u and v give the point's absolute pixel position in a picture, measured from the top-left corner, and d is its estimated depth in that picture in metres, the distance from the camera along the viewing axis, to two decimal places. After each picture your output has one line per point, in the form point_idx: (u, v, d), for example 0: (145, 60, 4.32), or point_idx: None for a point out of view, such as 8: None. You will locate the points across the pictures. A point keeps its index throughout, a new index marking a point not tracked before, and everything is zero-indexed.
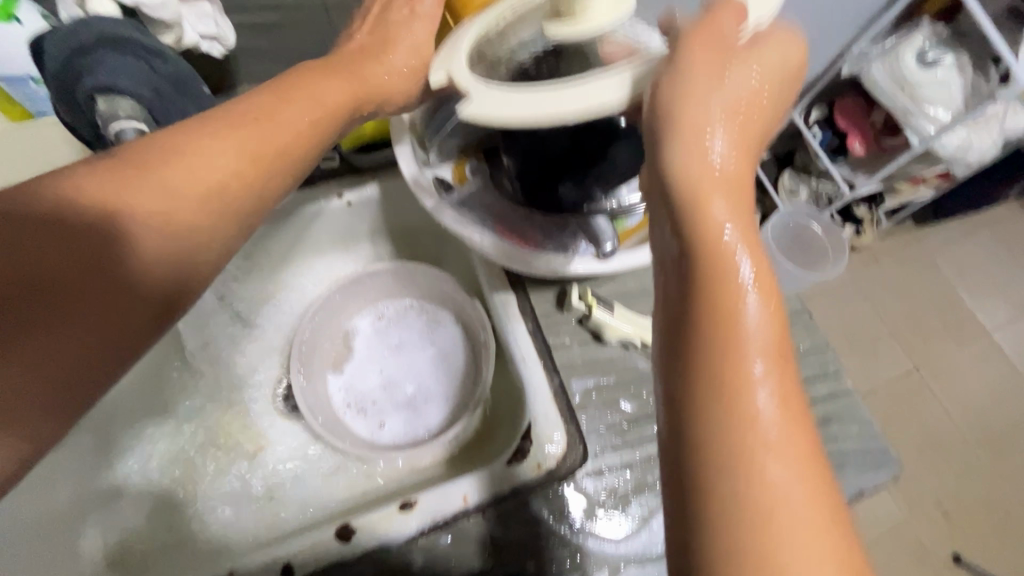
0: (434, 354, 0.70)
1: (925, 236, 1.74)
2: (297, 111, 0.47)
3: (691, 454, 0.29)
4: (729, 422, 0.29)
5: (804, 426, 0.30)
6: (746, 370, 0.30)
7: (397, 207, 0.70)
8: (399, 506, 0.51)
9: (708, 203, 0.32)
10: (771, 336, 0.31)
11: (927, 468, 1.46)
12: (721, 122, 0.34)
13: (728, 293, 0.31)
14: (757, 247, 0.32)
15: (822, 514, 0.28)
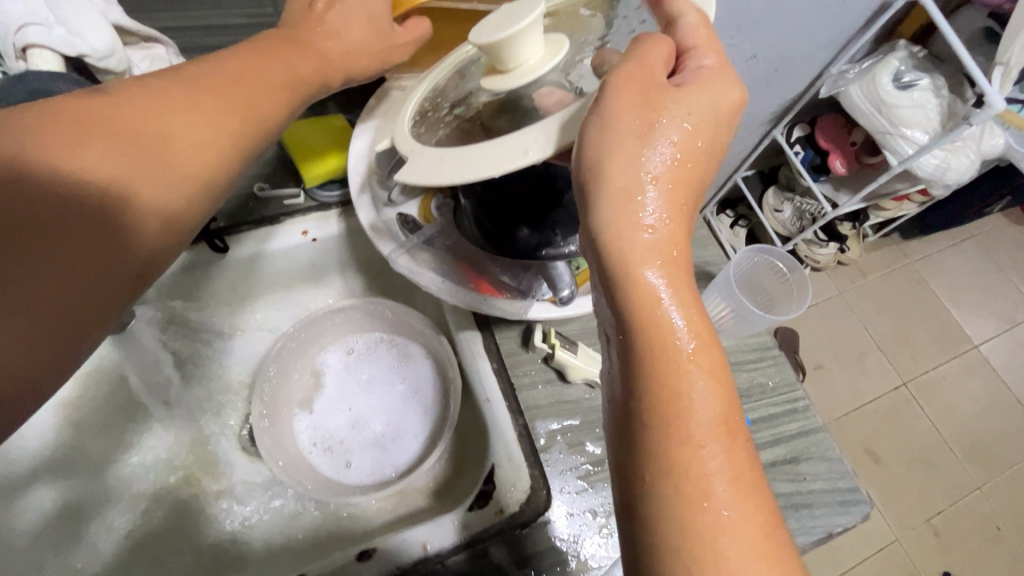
0: (403, 390, 0.69)
1: (912, 249, 1.75)
2: (267, 78, 0.48)
3: (648, 520, 0.32)
4: (677, 488, 0.31)
5: (751, 481, 0.32)
6: (697, 451, 0.32)
7: (365, 240, 0.70)
8: (355, 556, 0.51)
9: (644, 283, 0.34)
10: (714, 405, 0.33)
11: (915, 483, 1.45)
12: (652, 180, 0.34)
13: (668, 372, 0.33)
14: (693, 310, 0.34)
15: (772, 563, 0.31)
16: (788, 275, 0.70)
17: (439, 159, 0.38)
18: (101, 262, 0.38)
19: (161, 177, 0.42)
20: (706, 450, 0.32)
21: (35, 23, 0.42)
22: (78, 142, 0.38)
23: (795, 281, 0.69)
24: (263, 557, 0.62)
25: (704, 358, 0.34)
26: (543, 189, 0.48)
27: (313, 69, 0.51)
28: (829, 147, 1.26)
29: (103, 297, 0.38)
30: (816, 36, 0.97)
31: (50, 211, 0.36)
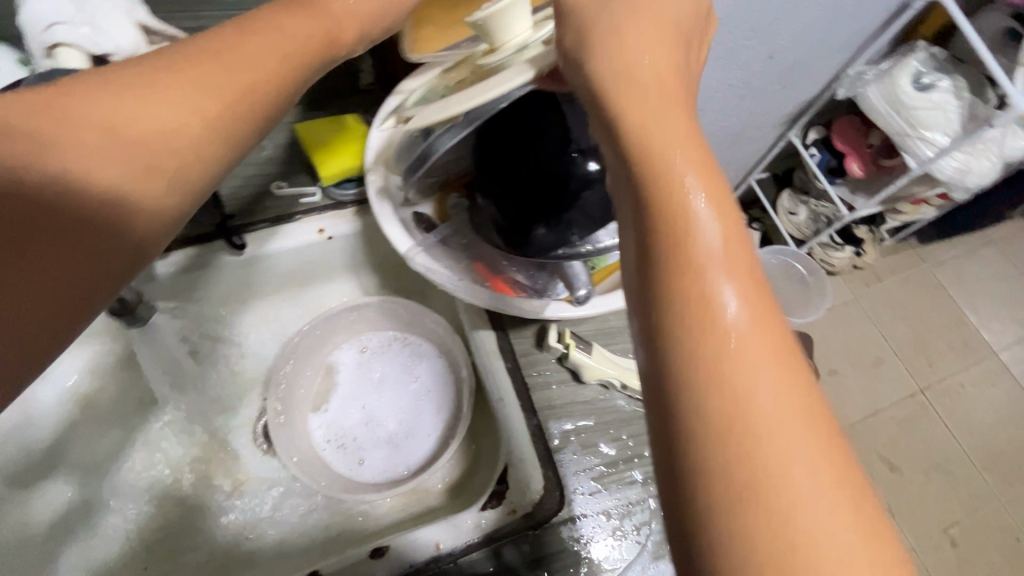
0: (416, 388, 0.69)
1: (929, 253, 1.72)
2: (258, 44, 0.40)
3: (663, 374, 0.27)
4: (692, 330, 0.27)
5: (775, 323, 0.28)
6: (712, 289, 0.28)
7: (380, 239, 0.70)
8: (370, 553, 0.51)
9: (639, 116, 0.31)
10: (724, 238, 0.29)
11: (932, 492, 1.43)
12: (637, 32, 0.33)
13: (683, 249, 0.28)
14: (697, 142, 0.31)
15: (805, 411, 0.26)
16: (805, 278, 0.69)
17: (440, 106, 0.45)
18: (76, 259, 0.33)
19: (122, 163, 0.35)
20: (734, 329, 0.27)
21: (62, 23, 0.43)
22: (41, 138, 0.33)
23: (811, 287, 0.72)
24: (276, 552, 0.63)
25: (723, 230, 0.29)
26: (561, 188, 0.48)
27: (318, 35, 0.43)
28: (845, 150, 1.25)
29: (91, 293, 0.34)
30: (833, 35, 0.96)
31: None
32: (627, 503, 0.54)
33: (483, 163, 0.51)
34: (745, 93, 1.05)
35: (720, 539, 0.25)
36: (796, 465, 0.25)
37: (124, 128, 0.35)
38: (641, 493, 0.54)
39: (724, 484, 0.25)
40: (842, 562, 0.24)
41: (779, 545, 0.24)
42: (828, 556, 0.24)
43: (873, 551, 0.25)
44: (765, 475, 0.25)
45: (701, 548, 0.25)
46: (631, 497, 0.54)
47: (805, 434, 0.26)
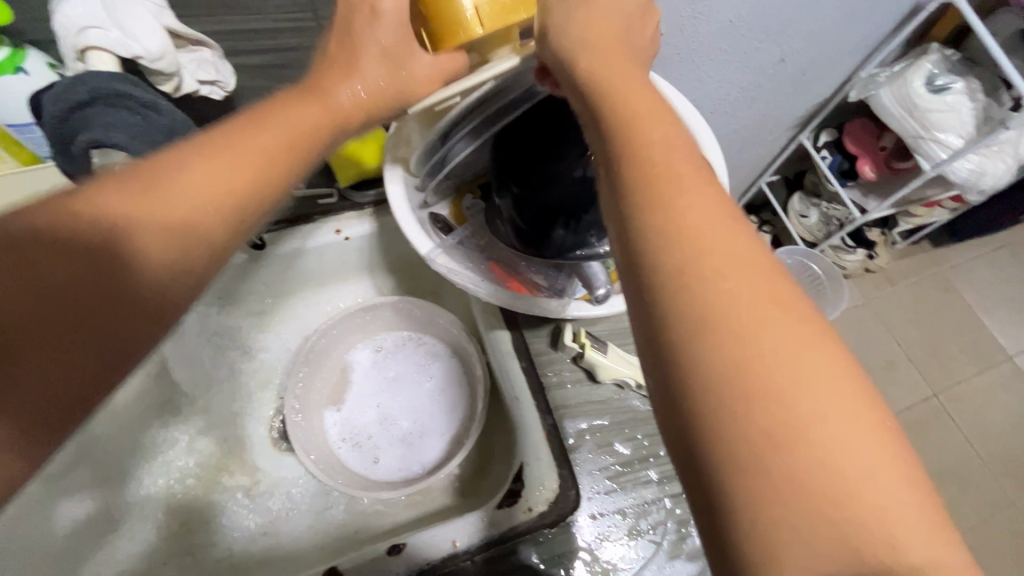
0: (430, 388, 0.70)
1: (942, 256, 1.71)
2: (288, 116, 0.40)
3: (638, 256, 0.30)
4: (658, 210, 0.30)
5: (729, 208, 0.31)
6: (672, 178, 0.31)
7: (394, 240, 0.71)
8: (388, 549, 0.51)
9: (598, 69, 0.36)
10: (673, 142, 0.33)
11: (947, 498, 1.41)
12: (585, 22, 0.38)
13: (654, 174, 0.31)
14: (641, 81, 0.36)
15: (763, 272, 0.29)
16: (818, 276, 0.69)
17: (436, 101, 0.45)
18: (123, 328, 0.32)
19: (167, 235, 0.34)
20: (712, 250, 0.29)
21: (93, 26, 0.44)
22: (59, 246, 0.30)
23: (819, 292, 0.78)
24: (294, 550, 0.63)
25: (688, 171, 0.32)
26: (581, 190, 0.49)
27: (330, 123, 0.41)
28: (858, 152, 1.25)
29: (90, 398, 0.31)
30: (845, 37, 0.96)
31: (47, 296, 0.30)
32: (643, 502, 0.54)
33: (503, 166, 0.52)
34: (759, 95, 1.05)
35: (727, 446, 0.25)
36: (759, 313, 0.27)
37: (174, 222, 0.34)
38: (656, 493, 0.54)
39: (723, 394, 0.26)
40: (844, 450, 0.25)
41: (783, 443, 0.25)
42: (830, 449, 0.25)
43: (874, 435, 0.26)
44: (735, 325, 0.27)
45: (712, 462, 0.26)
46: (647, 496, 0.54)
47: (765, 290, 0.28)
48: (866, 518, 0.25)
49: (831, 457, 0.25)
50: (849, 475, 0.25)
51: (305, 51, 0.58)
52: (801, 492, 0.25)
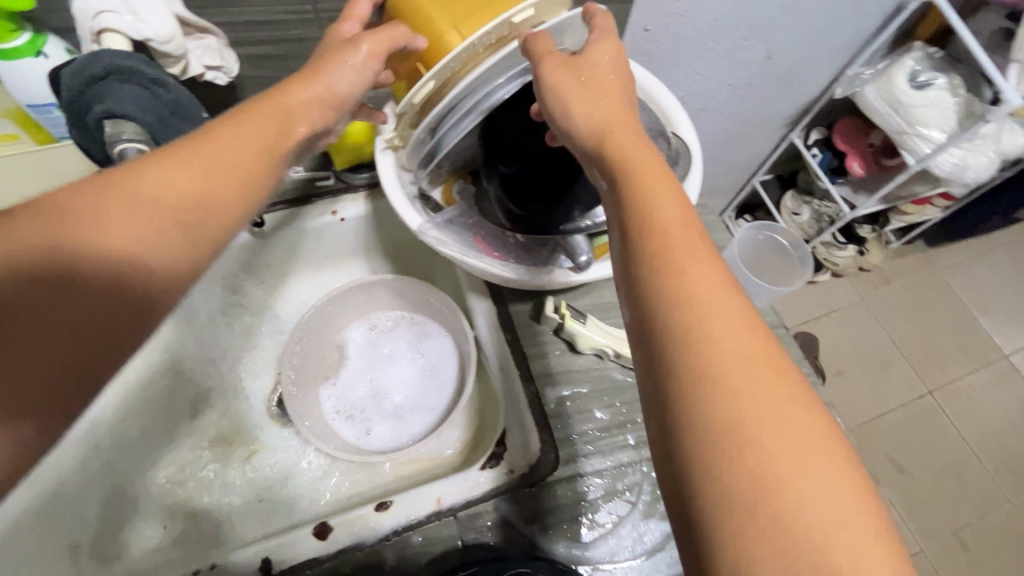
0: (420, 365, 0.73)
1: (937, 257, 1.72)
2: (258, 121, 0.44)
3: (647, 315, 0.33)
4: (665, 273, 0.33)
5: (733, 280, 0.34)
6: (680, 247, 0.34)
7: (389, 223, 0.74)
8: (374, 507, 0.53)
9: (610, 148, 0.40)
10: (683, 217, 0.36)
11: (940, 494, 1.42)
12: (589, 103, 0.42)
13: (664, 241, 0.35)
14: (652, 158, 0.40)
15: (758, 340, 0.32)
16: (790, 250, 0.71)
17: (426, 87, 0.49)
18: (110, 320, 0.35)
19: (151, 237, 0.37)
20: (715, 313, 0.32)
21: (109, 10, 0.48)
22: (64, 226, 0.33)
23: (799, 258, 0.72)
24: (289, 517, 0.65)
25: (696, 241, 0.35)
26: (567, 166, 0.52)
27: (281, 120, 0.45)
28: (847, 149, 1.27)
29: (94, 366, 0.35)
30: (828, 36, 1.00)
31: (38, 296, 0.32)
32: (619, 465, 0.56)
33: (490, 147, 0.55)
34: (747, 94, 1.08)
35: (715, 485, 0.28)
36: (752, 375, 0.30)
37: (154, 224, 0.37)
38: (633, 456, 0.57)
39: (718, 442, 0.29)
40: (823, 501, 0.28)
41: (765, 490, 0.28)
42: (812, 507, 0.27)
43: (847, 486, 0.28)
44: (730, 383, 0.30)
45: (703, 497, 0.28)
46: (625, 460, 0.57)
47: (757, 354, 0.31)
48: (837, 564, 0.27)
49: (807, 512, 0.27)
50: (824, 527, 0.27)
51: (306, 43, 0.62)
52: (780, 534, 0.27)
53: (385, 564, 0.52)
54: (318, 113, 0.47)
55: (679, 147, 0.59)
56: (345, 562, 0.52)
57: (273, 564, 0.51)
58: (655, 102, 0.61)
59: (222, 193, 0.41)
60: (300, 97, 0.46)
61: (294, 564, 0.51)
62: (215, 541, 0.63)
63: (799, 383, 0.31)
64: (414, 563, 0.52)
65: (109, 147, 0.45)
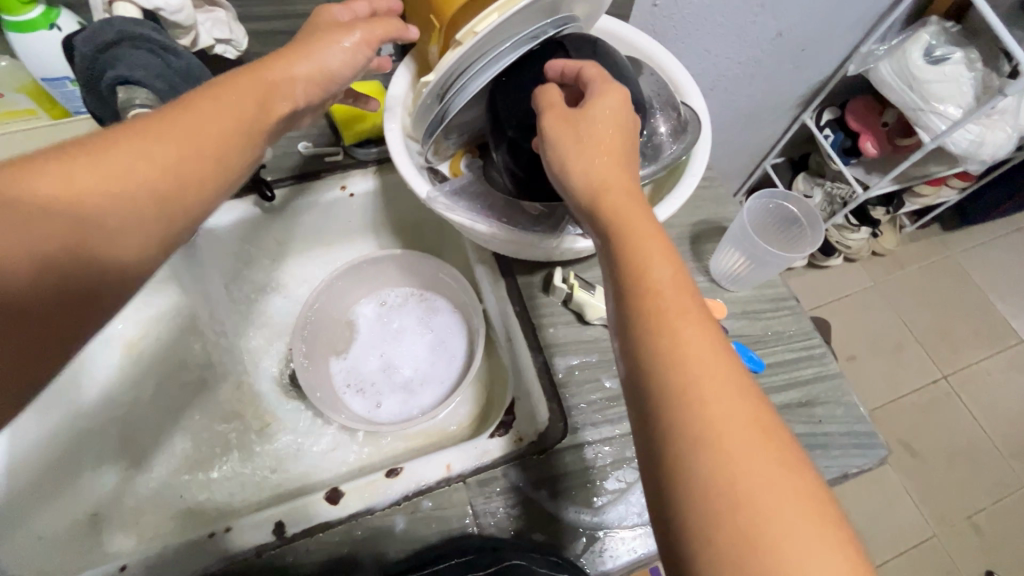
0: (429, 341, 0.74)
1: (952, 241, 1.70)
2: (233, 94, 0.45)
3: (642, 374, 0.33)
4: (658, 335, 0.34)
5: (723, 343, 0.34)
6: (671, 306, 0.35)
7: (398, 199, 0.74)
8: (385, 473, 0.54)
9: (603, 201, 0.40)
10: (676, 277, 0.36)
11: (954, 478, 1.40)
12: (587, 153, 0.42)
13: (656, 303, 0.35)
14: (645, 213, 0.40)
15: (748, 401, 0.32)
16: (802, 219, 0.68)
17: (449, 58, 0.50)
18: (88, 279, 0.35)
19: (126, 204, 0.38)
20: (708, 383, 0.32)
21: None
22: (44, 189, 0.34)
23: (812, 231, 0.68)
24: (300, 487, 0.66)
25: (688, 302, 0.35)
26: None
27: (257, 96, 0.47)
28: (860, 128, 1.24)
29: (100, 309, 0.37)
30: (841, 10, 0.98)
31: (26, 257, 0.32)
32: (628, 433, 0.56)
33: (496, 114, 0.54)
34: (758, 72, 1.06)
35: (708, 547, 0.29)
36: (743, 438, 0.31)
37: (129, 192, 0.38)
38: None
39: (715, 510, 0.29)
40: (818, 568, 0.28)
41: (762, 556, 0.28)
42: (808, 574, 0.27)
43: (841, 554, 0.29)
44: (723, 445, 0.30)
45: (697, 556, 0.29)
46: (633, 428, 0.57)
47: (747, 416, 0.31)
48: None
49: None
50: None
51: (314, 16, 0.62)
52: None
53: (396, 528, 0.52)
54: (293, 84, 0.49)
55: (688, 116, 0.57)
56: (357, 525, 0.52)
57: (287, 527, 0.51)
58: (664, 70, 0.60)
59: (198, 162, 0.42)
60: (277, 71, 0.48)
61: (306, 529, 0.51)
62: (228, 511, 0.64)
63: (791, 448, 0.32)
64: (426, 528, 0.52)
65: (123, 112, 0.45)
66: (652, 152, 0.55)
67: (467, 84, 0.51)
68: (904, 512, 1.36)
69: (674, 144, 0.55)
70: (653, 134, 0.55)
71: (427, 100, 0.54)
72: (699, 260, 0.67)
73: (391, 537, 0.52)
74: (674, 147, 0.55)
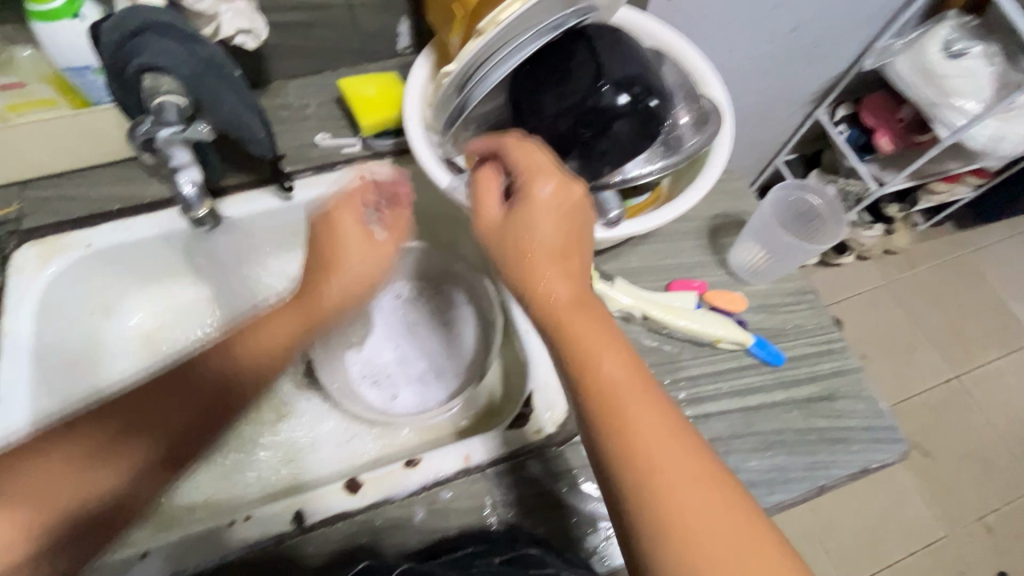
0: (447, 338, 0.74)
1: (965, 239, 1.68)
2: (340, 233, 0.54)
3: (610, 472, 0.39)
4: (614, 436, 0.39)
5: (676, 426, 0.39)
6: (621, 407, 0.39)
7: (413, 192, 0.74)
8: (403, 463, 0.54)
9: (549, 307, 0.43)
10: (626, 373, 0.41)
11: (966, 479, 1.39)
12: (529, 259, 0.44)
13: (607, 407, 0.40)
14: (594, 312, 0.44)
15: (704, 476, 0.37)
16: (824, 212, 0.69)
17: (473, 47, 0.50)
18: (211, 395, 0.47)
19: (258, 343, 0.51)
20: (660, 469, 0.37)
21: None
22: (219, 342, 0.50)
23: (834, 225, 0.69)
24: (316, 478, 0.66)
25: (639, 397, 0.40)
26: (595, 120, 0.50)
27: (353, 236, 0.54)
28: (873, 125, 1.24)
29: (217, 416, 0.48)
30: (859, 3, 0.97)
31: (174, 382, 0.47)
32: None
33: (517, 104, 0.54)
34: (773, 67, 1.06)
35: None
36: (702, 517, 0.36)
37: (264, 330, 0.51)
38: None
39: None
40: None
41: None
42: None
43: None
44: (683, 526, 0.36)
45: None
46: None
47: (704, 495, 0.36)
48: None
49: None
50: None
51: None
52: None
53: (415, 518, 0.53)
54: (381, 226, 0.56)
55: (710, 108, 0.56)
56: (378, 515, 0.52)
57: (306, 516, 0.51)
58: (685, 61, 0.60)
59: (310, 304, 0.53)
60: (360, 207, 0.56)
61: (327, 519, 0.51)
62: (245, 502, 0.64)
63: (752, 510, 0.37)
64: (446, 517, 0.53)
65: (148, 101, 0.45)
66: (673, 143, 0.54)
67: (489, 74, 0.51)
68: (916, 511, 1.34)
69: (696, 136, 0.54)
70: (675, 124, 0.54)
71: (449, 91, 0.54)
72: (718, 253, 0.66)
73: (410, 526, 0.52)
74: (696, 138, 0.54)
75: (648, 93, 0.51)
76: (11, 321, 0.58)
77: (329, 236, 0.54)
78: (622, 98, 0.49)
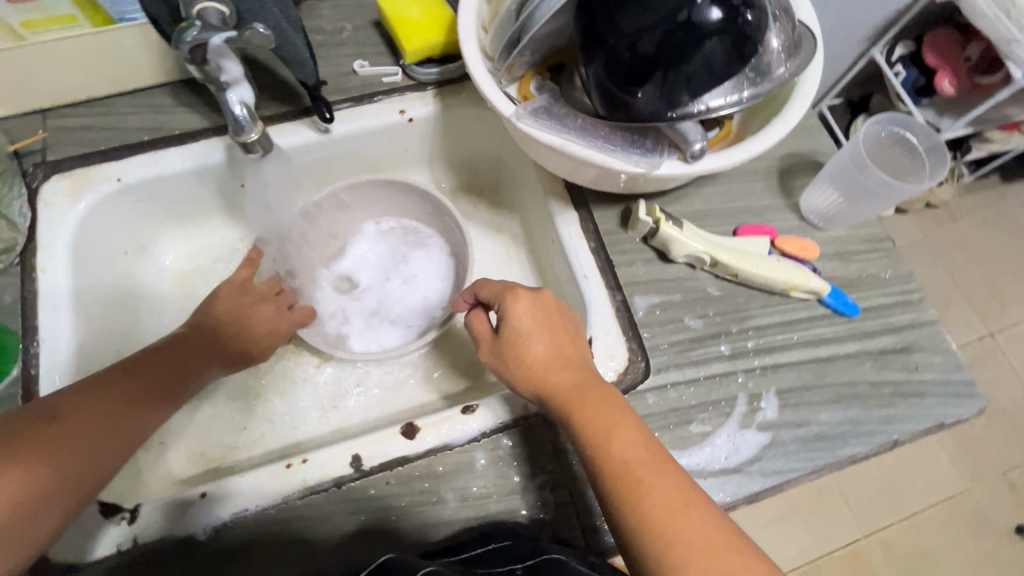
0: (411, 285, 0.71)
1: (1011, 192, 1.60)
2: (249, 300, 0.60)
3: (632, 546, 0.39)
4: (629, 510, 0.39)
5: (688, 491, 0.40)
6: (633, 481, 0.40)
7: (455, 127, 0.69)
8: (460, 409, 0.52)
9: (552, 394, 0.46)
10: (635, 445, 0.42)
11: (993, 436, 1.38)
12: (528, 349, 0.47)
13: (617, 483, 0.40)
14: (597, 390, 0.46)
15: (721, 538, 0.37)
16: (920, 151, 0.65)
17: None
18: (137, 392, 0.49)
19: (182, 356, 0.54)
20: (679, 538, 0.37)
21: None
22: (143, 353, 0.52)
23: (932, 166, 0.64)
24: (361, 424, 0.65)
25: (649, 465, 0.41)
26: (681, 39, 0.45)
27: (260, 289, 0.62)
28: (936, 64, 1.09)
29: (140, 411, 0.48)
30: None
31: (100, 380, 0.48)
32: (714, 376, 0.53)
33: (589, 21, 0.48)
34: None
35: None
36: None
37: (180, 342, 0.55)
38: (728, 368, 0.53)
39: None
40: None
41: None
42: None
43: None
44: None
45: None
46: (717, 370, 0.54)
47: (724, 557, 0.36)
48: None
49: None
50: None
51: None
52: None
53: (477, 464, 0.51)
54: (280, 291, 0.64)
55: (802, 33, 0.50)
56: (438, 461, 0.51)
57: (365, 461, 0.50)
58: None
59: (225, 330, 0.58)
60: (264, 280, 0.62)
61: (386, 464, 0.50)
62: (288, 446, 0.63)
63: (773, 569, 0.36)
64: (506, 465, 0.51)
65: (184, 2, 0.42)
66: (763, 69, 0.47)
67: None
68: (939, 467, 1.35)
69: (788, 62, 0.48)
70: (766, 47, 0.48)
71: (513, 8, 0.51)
72: (789, 196, 0.61)
73: (472, 472, 0.51)
74: (788, 65, 0.48)
75: (742, 9, 0.45)
76: (45, 260, 0.54)
77: (238, 311, 0.59)
78: (714, 13, 0.44)
